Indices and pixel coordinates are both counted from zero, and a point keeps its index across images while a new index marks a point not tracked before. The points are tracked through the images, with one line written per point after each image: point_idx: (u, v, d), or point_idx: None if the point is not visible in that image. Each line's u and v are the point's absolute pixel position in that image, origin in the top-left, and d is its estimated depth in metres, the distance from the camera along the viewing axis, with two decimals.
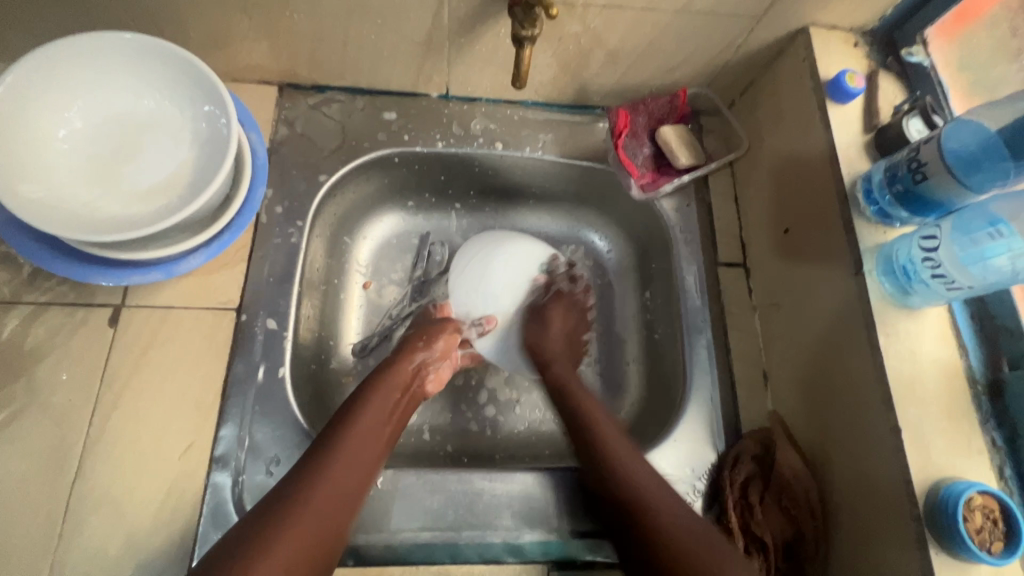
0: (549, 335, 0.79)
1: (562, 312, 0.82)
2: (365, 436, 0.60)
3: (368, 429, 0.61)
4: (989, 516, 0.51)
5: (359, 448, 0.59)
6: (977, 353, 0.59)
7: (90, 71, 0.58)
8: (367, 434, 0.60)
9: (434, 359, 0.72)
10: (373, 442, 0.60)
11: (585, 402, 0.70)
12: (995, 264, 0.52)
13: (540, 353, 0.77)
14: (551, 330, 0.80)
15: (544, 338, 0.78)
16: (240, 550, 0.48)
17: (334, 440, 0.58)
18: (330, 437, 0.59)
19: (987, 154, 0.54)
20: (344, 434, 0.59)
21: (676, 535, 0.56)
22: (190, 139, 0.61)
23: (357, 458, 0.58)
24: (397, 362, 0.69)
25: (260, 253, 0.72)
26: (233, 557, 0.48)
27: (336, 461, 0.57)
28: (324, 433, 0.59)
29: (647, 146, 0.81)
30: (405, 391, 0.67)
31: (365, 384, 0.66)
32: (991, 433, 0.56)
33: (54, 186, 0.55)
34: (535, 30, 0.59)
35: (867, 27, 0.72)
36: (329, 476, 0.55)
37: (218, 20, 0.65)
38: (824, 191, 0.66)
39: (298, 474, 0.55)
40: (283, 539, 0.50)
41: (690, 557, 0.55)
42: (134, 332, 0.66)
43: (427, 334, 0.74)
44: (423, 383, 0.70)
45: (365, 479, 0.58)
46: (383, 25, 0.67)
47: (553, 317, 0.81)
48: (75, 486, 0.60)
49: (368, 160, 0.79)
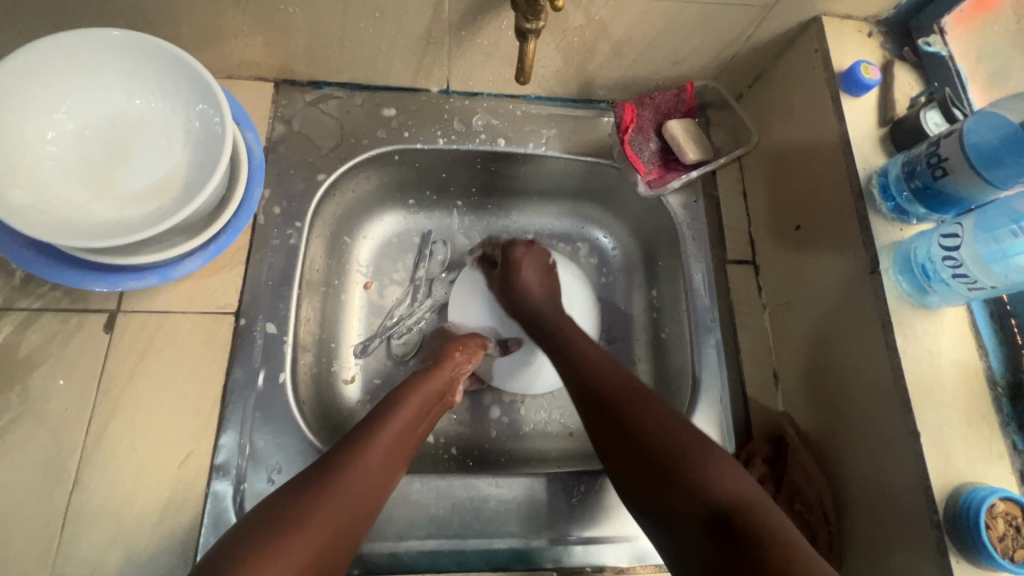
0: (529, 284, 0.74)
1: (534, 258, 0.77)
2: (393, 444, 0.58)
3: (401, 434, 0.60)
4: (1012, 524, 0.49)
5: (386, 457, 0.57)
6: (997, 353, 0.57)
7: (79, 69, 0.56)
8: (404, 428, 0.61)
9: (464, 370, 0.71)
10: (399, 449, 0.59)
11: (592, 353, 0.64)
12: (1017, 263, 0.50)
13: (525, 313, 0.73)
14: (529, 279, 0.75)
15: (525, 293, 0.74)
16: (277, 525, 0.48)
17: (374, 426, 0.59)
18: (355, 441, 0.57)
19: (1009, 147, 0.51)
20: (384, 423, 0.59)
21: (683, 439, 0.52)
22: (184, 140, 0.59)
23: (381, 464, 0.56)
24: (435, 369, 0.68)
25: (259, 256, 0.70)
26: (263, 536, 0.47)
27: (378, 443, 0.57)
28: (350, 436, 0.57)
29: (653, 141, 0.79)
30: (437, 401, 0.67)
31: (400, 388, 0.65)
32: (1013, 436, 0.54)
33: (44, 192, 0.53)
34: (539, 23, 0.56)
35: (882, 16, 0.70)
36: (352, 478, 0.53)
37: (212, 16, 0.63)
38: (838, 187, 0.64)
39: (336, 458, 0.55)
40: (322, 515, 0.50)
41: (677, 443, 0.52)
42: (130, 339, 0.64)
43: (462, 346, 0.73)
44: (452, 393, 0.70)
45: (383, 489, 0.56)
46: (382, 19, 0.65)
47: (524, 267, 0.75)
48: (73, 497, 0.58)
49: (368, 158, 0.77)
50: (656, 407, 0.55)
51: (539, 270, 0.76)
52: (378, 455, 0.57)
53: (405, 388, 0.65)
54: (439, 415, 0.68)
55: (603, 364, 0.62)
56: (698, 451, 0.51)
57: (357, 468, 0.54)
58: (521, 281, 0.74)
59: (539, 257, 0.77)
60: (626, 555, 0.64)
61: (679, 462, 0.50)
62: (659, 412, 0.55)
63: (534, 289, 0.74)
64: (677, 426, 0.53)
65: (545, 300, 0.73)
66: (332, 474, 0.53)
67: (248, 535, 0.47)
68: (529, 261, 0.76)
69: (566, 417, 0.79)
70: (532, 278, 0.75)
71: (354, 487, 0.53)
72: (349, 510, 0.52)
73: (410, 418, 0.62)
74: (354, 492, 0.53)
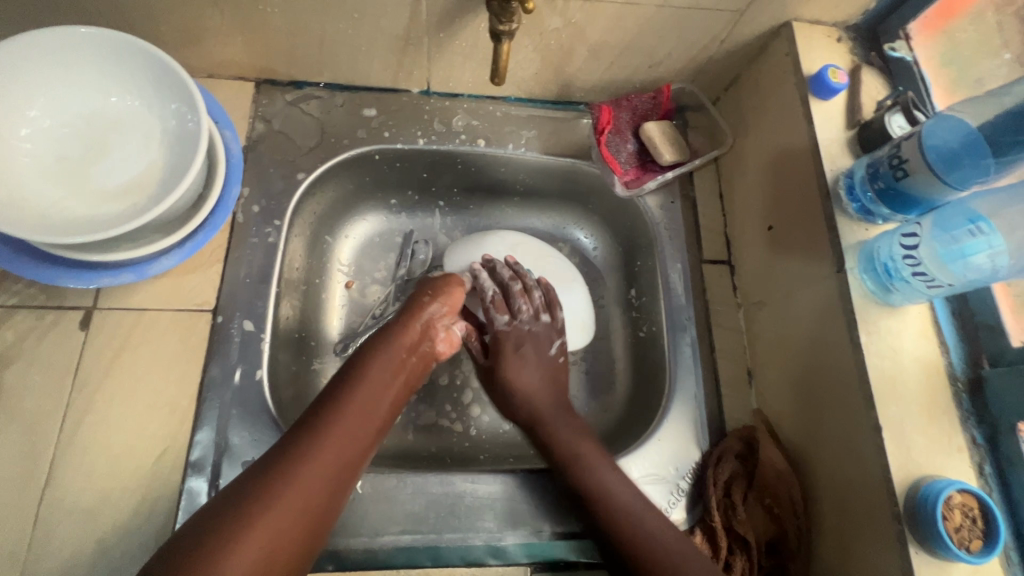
0: (529, 385, 0.70)
1: (522, 354, 0.72)
2: (361, 409, 0.59)
3: (368, 397, 0.60)
4: (969, 515, 0.50)
5: (356, 423, 0.58)
6: (958, 350, 0.59)
7: (54, 66, 0.56)
8: (374, 385, 0.61)
9: (441, 317, 0.69)
10: (372, 411, 0.60)
11: (611, 476, 0.63)
12: (975, 261, 0.51)
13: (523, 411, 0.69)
14: (524, 378, 0.70)
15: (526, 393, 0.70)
16: (251, 489, 0.50)
17: (344, 389, 0.60)
18: (322, 414, 0.57)
19: (967, 151, 0.54)
20: (351, 384, 0.60)
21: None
22: (159, 138, 0.59)
23: (353, 432, 0.57)
24: (404, 325, 0.66)
25: (237, 254, 0.70)
26: (235, 505, 0.49)
27: (348, 407, 0.58)
28: (316, 410, 0.58)
29: (630, 142, 0.81)
30: (410, 355, 0.65)
31: (366, 348, 0.64)
32: (971, 430, 0.56)
33: (17, 187, 0.53)
34: (512, 25, 0.57)
35: (851, 21, 0.71)
36: (317, 451, 0.54)
37: (190, 15, 0.64)
38: (808, 188, 0.65)
39: (306, 423, 0.56)
40: (300, 477, 0.52)
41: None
42: (107, 336, 0.65)
43: (430, 289, 0.70)
44: (432, 343, 0.68)
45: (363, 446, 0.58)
46: (360, 20, 0.66)
47: (511, 367, 0.71)
48: (46, 493, 0.58)
49: (348, 158, 0.77)
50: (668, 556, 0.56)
51: (534, 366, 0.72)
52: (348, 423, 0.57)
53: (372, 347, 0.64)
54: (424, 369, 0.67)
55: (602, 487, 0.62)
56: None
57: (330, 430, 0.56)
58: (512, 382, 0.70)
59: (532, 349, 0.72)
60: None
61: None
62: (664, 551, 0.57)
63: (532, 392, 0.70)
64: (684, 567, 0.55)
65: (546, 399, 0.70)
66: (305, 437, 0.55)
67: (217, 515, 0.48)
68: (527, 360, 0.71)
69: None
70: (528, 377, 0.70)
71: (332, 446, 0.55)
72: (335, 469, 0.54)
73: (382, 377, 0.62)
74: (325, 460, 0.54)
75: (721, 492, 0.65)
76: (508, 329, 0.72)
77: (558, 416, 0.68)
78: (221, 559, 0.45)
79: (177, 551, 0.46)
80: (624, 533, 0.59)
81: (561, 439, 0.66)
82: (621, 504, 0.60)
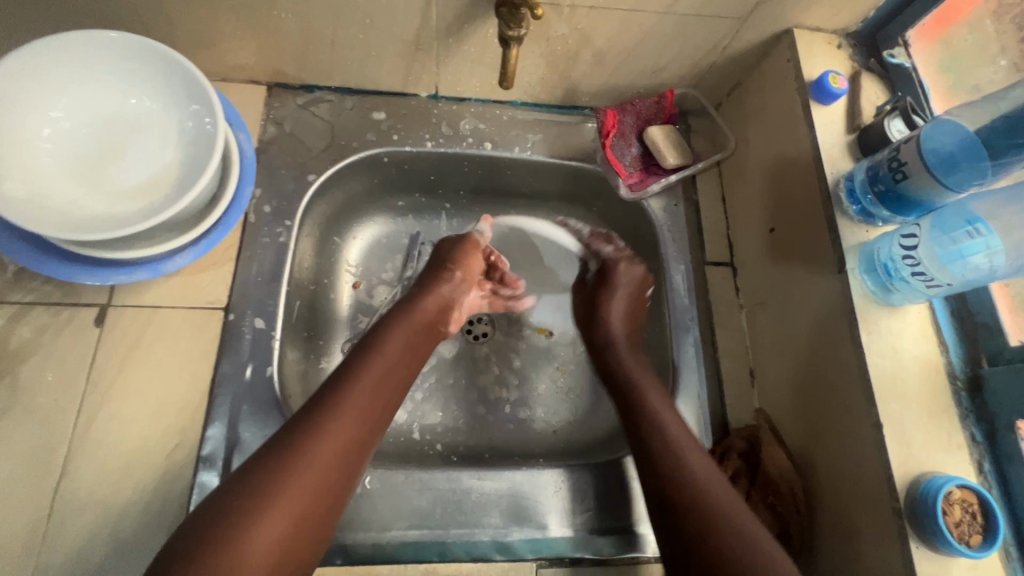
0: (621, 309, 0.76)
1: (632, 276, 0.77)
2: (380, 373, 0.61)
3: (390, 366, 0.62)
4: (969, 510, 0.51)
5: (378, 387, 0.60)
6: (957, 349, 0.60)
7: (75, 68, 0.57)
8: (395, 356, 0.63)
9: (458, 287, 0.73)
10: (394, 376, 0.62)
11: (666, 414, 0.64)
12: (973, 261, 0.53)
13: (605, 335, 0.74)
14: (620, 302, 0.76)
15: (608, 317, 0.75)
16: (276, 451, 0.52)
17: (365, 356, 0.61)
18: (344, 378, 0.59)
19: (965, 153, 0.55)
20: (372, 350, 0.62)
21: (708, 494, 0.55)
22: (176, 139, 0.61)
23: (375, 393, 0.59)
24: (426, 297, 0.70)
25: (249, 253, 0.72)
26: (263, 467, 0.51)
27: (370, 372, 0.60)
28: (338, 374, 0.60)
29: (635, 146, 0.81)
30: (425, 331, 0.68)
31: (387, 318, 0.67)
32: (970, 428, 0.57)
33: (39, 185, 0.55)
34: (521, 31, 0.59)
35: (851, 29, 0.73)
36: (340, 414, 0.56)
37: (206, 20, 0.65)
38: (809, 191, 0.67)
39: (331, 387, 0.58)
40: (327, 435, 0.54)
41: (704, 500, 0.54)
42: (121, 333, 0.66)
43: (451, 260, 0.75)
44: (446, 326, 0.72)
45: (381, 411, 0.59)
46: (372, 25, 0.67)
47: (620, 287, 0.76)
48: (60, 486, 0.59)
49: (357, 160, 0.79)
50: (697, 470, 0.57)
51: (626, 296, 0.76)
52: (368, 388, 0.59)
53: (392, 318, 0.67)
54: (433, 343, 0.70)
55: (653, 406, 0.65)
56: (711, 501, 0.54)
57: (355, 392, 0.58)
58: (608, 307, 0.75)
59: (633, 276, 0.77)
60: (605, 545, 0.66)
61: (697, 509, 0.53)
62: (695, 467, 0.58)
63: (616, 321, 0.75)
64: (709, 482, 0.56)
65: (626, 332, 0.75)
66: (330, 401, 0.56)
67: (250, 472, 0.51)
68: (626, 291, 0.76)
69: (550, 414, 0.81)
70: (621, 306, 0.76)
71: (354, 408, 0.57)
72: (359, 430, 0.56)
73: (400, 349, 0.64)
74: (349, 416, 0.56)
75: None
76: (616, 255, 0.79)
77: (631, 352, 0.73)
78: (250, 519, 0.48)
79: (216, 508, 0.48)
80: (659, 449, 0.60)
81: (627, 366, 0.71)
82: (666, 425, 0.62)
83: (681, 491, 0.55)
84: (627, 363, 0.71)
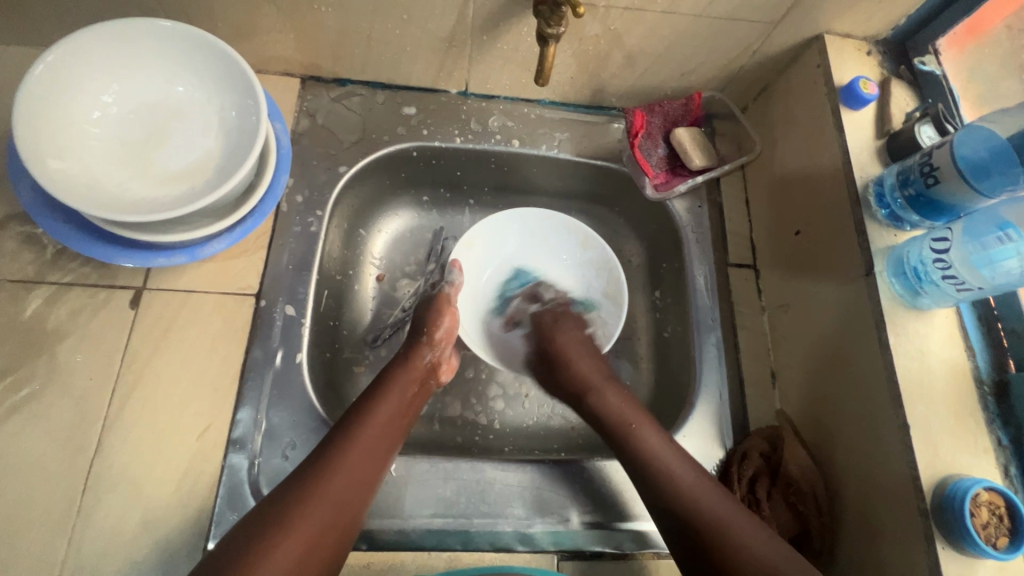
0: (573, 350, 0.74)
1: (568, 328, 0.77)
2: (385, 417, 0.62)
3: (394, 411, 0.63)
4: (996, 513, 0.52)
5: (383, 430, 0.61)
6: (984, 354, 0.60)
7: (124, 56, 0.59)
8: (398, 401, 0.64)
9: (444, 349, 0.71)
10: (391, 426, 0.62)
11: (670, 455, 0.62)
12: (1005, 266, 0.53)
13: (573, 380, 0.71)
14: (570, 346, 0.74)
15: (570, 363, 0.73)
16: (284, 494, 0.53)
17: (371, 398, 0.63)
18: (334, 438, 0.58)
19: (996, 160, 0.55)
20: (379, 394, 0.63)
21: (742, 540, 0.55)
22: (218, 128, 0.62)
23: (368, 451, 0.58)
24: (422, 346, 0.70)
25: (280, 242, 0.73)
26: (274, 506, 0.52)
27: (371, 416, 0.61)
28: (328, 436, 0.59)
29: (661, 147, 0.82)
30: (420, 385, 0.68)
31: (376, 381, 0.66)
32: (997, 432, 0.57)
33: (87, 167, 0.56)
34: (559, 29, 0.60)
35: (880, 36, 0.74)
36: (347, 457, 0.57)
37: (248, 13, 0.67)
38: (837, 194, 0.67)
39: (339, 429, 0.59)
40: (330, 477, 0.55)
41: (746, 558, 0.54)
42: (155, 316, 0.67)
43: (428, 325, 0.71)
44: (437, 377, 0.71)
45: (387, 451, 0.60)
46: (409, 21, 0.68)
47: (561, 338, 0.76)
48: (95, 463, 0.60)
49: (387, 153, 0.80)
50: (722, 514, 0.57)
51: (579, 338, 0.76)
52: (375, 430, 0.60)
53: (381, 381, 0.65)
54: (426, 397, 0.69)
55: (653, 449, 0.62)
56: (746, 551, 0.55)
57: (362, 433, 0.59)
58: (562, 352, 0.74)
59: (571, 331, 0.77)
60: (627, 539, 0.66)
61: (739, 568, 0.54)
62: (722, 514, 0.57)
63: (578, 360, 0.73)
64: (746, 530, 0.56)
65: (590, 368, 0.72)
66: (338, 443, 0.58)
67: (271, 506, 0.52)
68: (569, 331, 0.77)
69: (568, 411, 0.82)
70: (577, 352, 0.74)
71: (361, 449, 0.58)
72: (366, 471, 0.57)
73: (403, 395, 0.65)
74: (357, 457, 0.57)
75: (745, 488, 0.66)
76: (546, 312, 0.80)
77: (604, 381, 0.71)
78: (259, 555, 0.49)
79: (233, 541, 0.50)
80: (678, 501, 0.59)
81: (611, 404, 0.68)
82: (673, 470, 0.61)
83: (728, 553, 0.55)
84: (610, 396, 0.69)
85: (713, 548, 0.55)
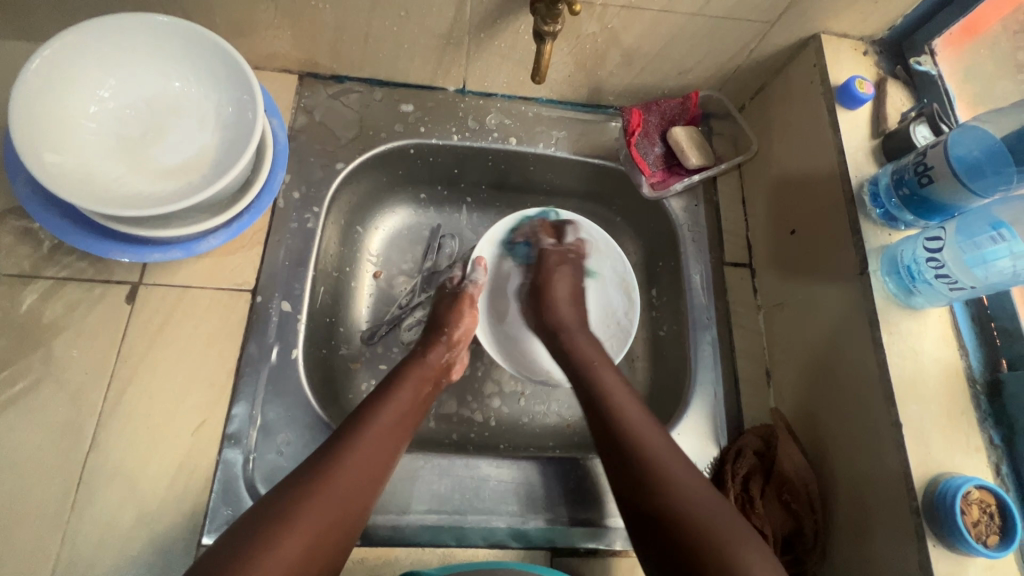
0: (562, 295, 0.75)
1: (564, 271, 0.77)
2: (397, 413, 0.62)
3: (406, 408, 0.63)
4: (986, 511, 0.52)
5: (394, 426, 0.61)
6: (977, 353, 0.60)
7: (121, 50, 0.59)
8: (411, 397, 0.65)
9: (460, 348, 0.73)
10: (403, 423, 0.62)
11: (626, 398, 0.63)
12: (997, 265, 0.53)
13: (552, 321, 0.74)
14: (559, 290, 0.76)
15: (552, 309, 0.74)
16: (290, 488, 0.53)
17: (383, 394, 0.63)
18: (346, 433, 0.58)
19: (989, 160, 0.56)
20: (392, 391, 0.64)
21: (671, 475, 0.55)
22: (215, 123, 0.62)
23: (378, 446, 0.58)
24: (438, 345, 0.71)
25: (277, 238, 0.73)
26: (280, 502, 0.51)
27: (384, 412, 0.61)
28: (338, 431, 0.59)
29: (658, 145, 0.83)
30: (432, 384, 0.68)
31: (390, 378, 0.66)
32: (989, 431, 0.58)
33: (84, 162, 0.56)
34: (556, 26, 0.60)
35: (877, 36, 0.74)
36: (357, 452, 0.57)
37: (245, 9, 0.67)
38: (832, 194, 0.67)
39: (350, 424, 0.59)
40: (340, 473, 0.55)
41: (670, 487, 0.53)
42: (151, 311, 0.67)
43: (447, 325, 0.73)
44: (448, 376, 0.72)
45: (396, 448, 0.60)
46: (406, 18, 0.68)
47: (553, 282, 0.76)
48: (90, 458, 0.61)
49: (384, 150, 0.80)
50: (659, 451, 0.57)
51: (570, 286, 0.77)
52: (386, 425, 0.60)
53: (395, 378, 0.66)
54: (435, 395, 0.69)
55: (610, 386, 0.64)
56: (671, 484, 0.54)
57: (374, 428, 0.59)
58: (550, 296, 0.75)
59: (566, 277, 0.77)
60: (620, 537, 0.66)
61: (659, 495, 0.53)
62: (660, 451, 0.57)
63: (562, 304, 0.75)
64: (682, 471, 0.55)
65: (570, 313, 0.74)
66: (348, 438, 0.58)
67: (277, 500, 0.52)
68: (564, 274, 0.77)
69: (563, 409, 0.82)
70: (564, 300, 0.75)
71: (371, 445, 0.58)
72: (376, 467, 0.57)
73: (415, 392, 0.65)
74: (367, 452, 0.57)
75: (739, 486, 0.66)
76: (553, 250, 0.79)
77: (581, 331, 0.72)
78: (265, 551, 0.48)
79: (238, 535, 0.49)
80: (622, 432, 0.59)
81: (584, 349, 0.69)
82: (626, 409, 0.61)
83: (655, 484, 0.54)
84: (581, 342, 0.71)
85: (641, 476, 0.55)
